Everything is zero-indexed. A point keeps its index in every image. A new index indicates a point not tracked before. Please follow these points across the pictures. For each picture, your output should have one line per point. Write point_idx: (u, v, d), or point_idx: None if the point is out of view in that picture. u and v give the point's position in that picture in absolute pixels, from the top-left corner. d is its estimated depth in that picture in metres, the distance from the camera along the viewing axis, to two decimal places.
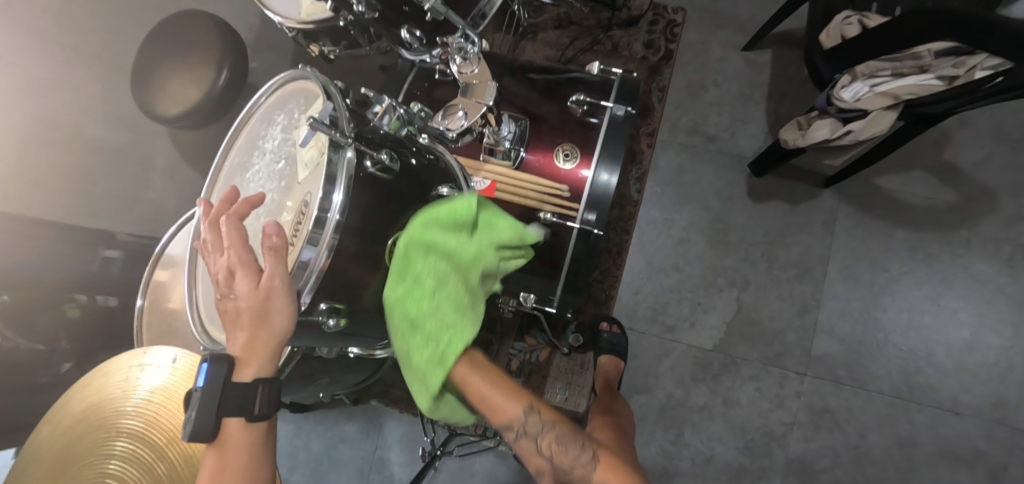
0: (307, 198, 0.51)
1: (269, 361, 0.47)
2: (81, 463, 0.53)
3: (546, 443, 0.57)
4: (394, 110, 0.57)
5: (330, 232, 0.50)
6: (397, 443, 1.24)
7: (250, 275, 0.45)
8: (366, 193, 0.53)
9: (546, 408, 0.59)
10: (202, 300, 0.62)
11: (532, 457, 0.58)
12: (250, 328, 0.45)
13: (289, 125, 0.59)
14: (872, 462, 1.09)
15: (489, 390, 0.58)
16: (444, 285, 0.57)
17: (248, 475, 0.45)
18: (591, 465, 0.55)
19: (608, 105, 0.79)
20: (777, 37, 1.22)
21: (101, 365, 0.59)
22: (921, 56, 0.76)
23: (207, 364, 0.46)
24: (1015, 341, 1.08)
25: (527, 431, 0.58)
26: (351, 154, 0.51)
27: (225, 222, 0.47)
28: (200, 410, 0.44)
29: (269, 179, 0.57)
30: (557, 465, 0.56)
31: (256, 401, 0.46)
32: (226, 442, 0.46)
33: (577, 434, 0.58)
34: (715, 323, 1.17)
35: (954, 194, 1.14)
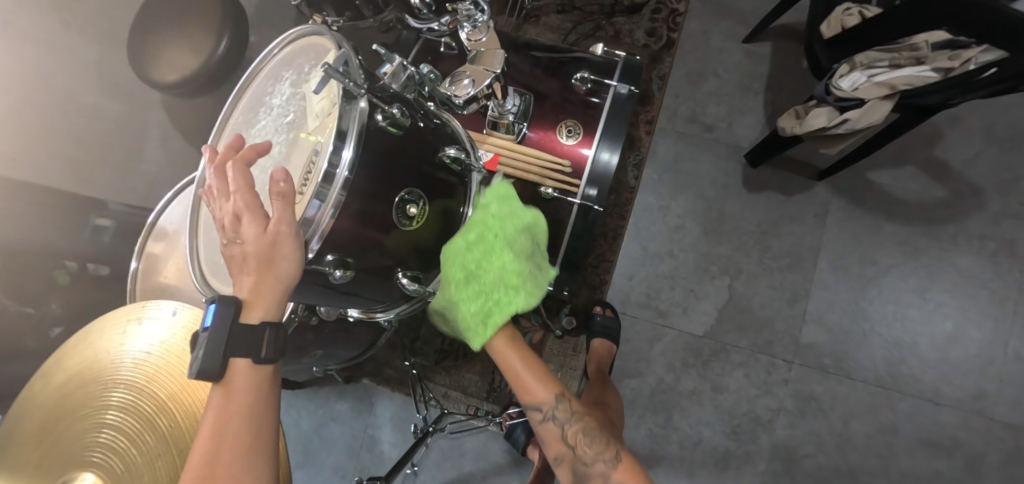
0: (318, 150, 0.51)
1: (277, 304, 0.47)
2: (78, 415, 0.53)
3: (571, 432, 0.69)
4: (405, 69, 0.58)
5: (338, 187, 0.49)
6: (388, 422, 1.24)
7: (258, 220, 0.46)
8: (377, 148, 0.52)
9: (575, 402, 0.70)
10: (204, 252, 0.62)
11: (556, 443, 0.69)
12: (257, 273, 0.46)
13: (298, 80, 0.59)
14: (854, 449, 1.11)
15: (529, 372, 0.69)
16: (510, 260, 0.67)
17: (252, 416, 0.45)
18: (609, 463, 0.65)
19: (612, 83, 0.79)
20: (777, 30, 1.24)
21: (97, 319, 0.58)
22: (918, 47, 0.78)
23: (213, 306, 0.46)
24: (996, 335, 1.11)
25: (556, 419, 0.69)
26: (365, 104, 0.51)
27: (230, 166, 0.46)
28: (208, 350, 0.44)
29: (276, 131, 0.57)
30: (579, 455, 0.68)
31: (263, 342, 0.46)
32: (231, 382, 0.46)
33: (599, 432, 0.69)
34: (707, 309, 1.19)
35: (944, 191, 1.16)
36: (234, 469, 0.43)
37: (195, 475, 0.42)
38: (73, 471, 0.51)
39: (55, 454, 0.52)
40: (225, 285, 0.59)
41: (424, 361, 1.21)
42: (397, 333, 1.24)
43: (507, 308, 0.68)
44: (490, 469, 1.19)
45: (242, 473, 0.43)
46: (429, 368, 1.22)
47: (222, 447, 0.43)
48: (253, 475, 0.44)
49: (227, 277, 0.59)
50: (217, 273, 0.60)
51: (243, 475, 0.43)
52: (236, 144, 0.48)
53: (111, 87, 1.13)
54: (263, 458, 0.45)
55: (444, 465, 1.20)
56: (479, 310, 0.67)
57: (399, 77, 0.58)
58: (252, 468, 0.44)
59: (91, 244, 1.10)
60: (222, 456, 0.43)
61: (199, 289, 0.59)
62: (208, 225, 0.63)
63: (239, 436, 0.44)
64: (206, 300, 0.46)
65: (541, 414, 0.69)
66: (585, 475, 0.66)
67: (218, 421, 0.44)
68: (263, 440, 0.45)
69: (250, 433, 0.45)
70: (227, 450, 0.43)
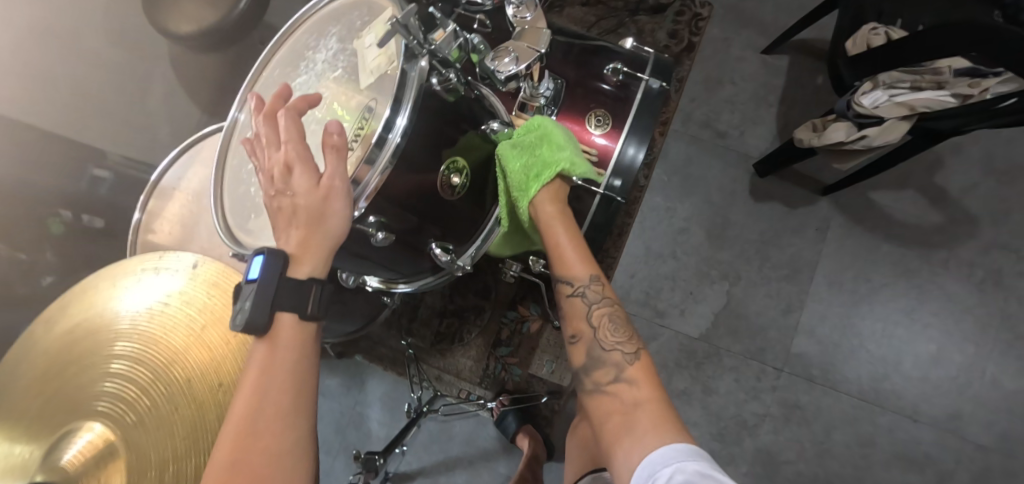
0: (371, 106, 0.53)
1: (325, 261, 0.47)
2: (85, 363, 0.51)
3: (597, 313, 0.62)
4: (456, 38, 0.54)
5: (388, 153, 0.51)
6: (379, 401, 1.23)
7: (310, 172, 0.46)
8: (430, 112, 0.53)
9: (609, 287, 0.64)
10: (227, 199, 0.62)
11: (580, 321, 0.63)
12: (307, 227, 0.46)
13: (345, 37, 0.59)
14: (833, 458, 1.14)
15: (570, 240, 0.65)
16: (558, 129, 0.68)
17: (298, 374, 0.45)
18: (628, 357, 0.58)
19: (644, 77, 0.80)
20: (795, 45, 1.26)
21: (112, 267, 0.57)
22: (942, 71, 0.82)
23: (261, 257, 0.46)
24: (976, 359, 1.15)
25: (586, 297, 0.63)
26: (425, 64, 0.52)
27: (283, 115, 0.47)
28: (257, 301, 0.44)
29: (322, 82, 0.58)
30: (599, 339, 0.60)
31: (310, 299, 0.46)
32: (276, 338, 0.46)
33: (626, 323, 0.62)
34: (704, 313, 1.21)
35: (940, 216, 1.20)
36: (275, 425, 0.42)
37: (236, 427, 0.41)
38: (80, 420, 0.49)
39: (59, 402, 0.50)
40: (245, 232, 0.59)
41: (420, 342, 1.21)
42: (395, 312, 1.23)
43: (552, 165, 0.65)
44: (477, 454, 1.19)
45: (284, 430, 0.42)
46: (424, 349, 1.21)
47: (263, 403, 0.43)
48: (293, 434, 0.43)
49: (247, 226, 0.59)
50: (237, 221, 0.60)
51: (284, 432, 0.42)
52: (284, 94, 0.49)
53: (117, 35, 1.10)
54: (304, 417, 0.44)
55: (431, 448, 1.20)
56: (524, 167, 0.66)
57: (448, 47, 0.53)
58: (293, 426, 0.43)
59: (87, 194, 1.05)
60: (263, 411, 0.42)
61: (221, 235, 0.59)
62: (235, 173, 0.64)
63: (283, 392, 0.43)
64: (253, 251, 0.46)
65: (571, 286, 0.64)
66: (599, 360, 0.59)
67: (262, 376, 0.44)
68: (306, 399, 0.45)
69: (293, 391, 0.44)
70: (270, 405, 0.43)
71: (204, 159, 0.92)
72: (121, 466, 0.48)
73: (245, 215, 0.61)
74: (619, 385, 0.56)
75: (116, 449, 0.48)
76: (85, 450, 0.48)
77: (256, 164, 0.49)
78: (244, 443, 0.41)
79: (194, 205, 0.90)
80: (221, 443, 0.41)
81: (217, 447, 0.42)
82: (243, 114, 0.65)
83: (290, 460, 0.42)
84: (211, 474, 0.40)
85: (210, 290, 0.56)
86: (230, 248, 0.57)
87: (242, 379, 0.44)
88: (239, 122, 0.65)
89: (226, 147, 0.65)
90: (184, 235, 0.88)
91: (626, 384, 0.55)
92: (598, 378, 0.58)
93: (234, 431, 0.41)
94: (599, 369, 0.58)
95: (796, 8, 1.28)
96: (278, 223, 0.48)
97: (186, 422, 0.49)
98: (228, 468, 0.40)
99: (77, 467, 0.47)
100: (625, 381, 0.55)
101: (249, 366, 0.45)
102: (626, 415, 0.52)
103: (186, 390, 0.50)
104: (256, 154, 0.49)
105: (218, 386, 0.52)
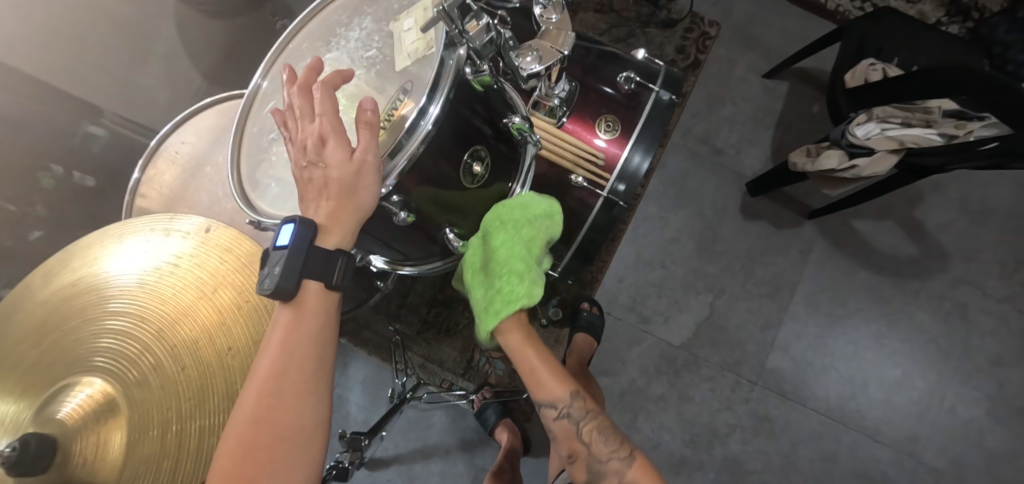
0: (406, 88, 0.57)
1: (352, 235, 0.50)
2: (87, 317, 0.50)
3: (586, 429, 0.68)
4: (488, 31, 0.54)
5: (419, 139, 0.53)
6: (359, 384, 1.22)
7: (344, 146, 0.48)
8: (462, 99, 0.56)
9: (589, 399, 0.70)
10: (245, 164, 0.64)
11: (571, 440, 0.68)
12: (338, 199, 0.48)
13: (380, 18, 0.64)
14: (797, 471, 1.17)
15: (544, 366, 0.70)
16: (520, 248, 0.71)
17: (320, 341, 0.48)
18: (625, 462, 0.64)
19: (655, 88, 0.83)
20: (795, 72, 1.31)
21: (121, 224, 0.56)
22: (931, 111, 0.86)
23: (292, 226, 0.48)
24: (936, 387, 1.20)
25: (572, 415, 0.69)
26: (463, 52, 0.55)
27: (319, 88, 0.49)
28: (287, 267, 0.46)
29: (356, 61, 0.62)
30: (593, 453, 0.67)
31: (336, 270, 0.49)
32: (302, 303, 0.49)
33: (613, 431, 0.68)
34: (686, 322, 1.24)
35: (915, 248, 1.26)
36: (298, 388, 0.46)
37: (261, 386, 0.45)
38: (78, 374, 0.48)
39: (56, 354, 0.49)
40: (261, 196, 0.62)
41: (407, 329, 1.21)
42: (385, 297, 1.23)
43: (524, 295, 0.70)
44: (454, 444, 1.20)
45: (305, 393, 0.46)
46: (410, 337, 1.21)
47: (288, 366, 0.46)
48: (314, 397, 0.47)
49: (266, 190, 0.62)
50: (257, 186, 0.63)
51: (305, 395, 0.46)
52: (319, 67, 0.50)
53: None
54: (324, 382, 0.48)
55: (409, 435, 1.20)
56: (485, 297, 0.71)
57: (479, 39, 0.53)
58: (314, 391, 0.47)
59: (79, 150, 1.04)
60: (287, 375, 0.46)
61: (236, 198, 0.61)
62: (253, 139, 0.66)
63: (307, 357, 0.47)
64: (285, 219, 0.48)
65: (556, 411, 0.69)
66: (600, 472, 0.65)
67: (287, 341, 0.47)
68: (326, 365, 0.48)
69: (315, 357, 0.48)
70: (292, 369, 0.46)
71: (209, 126, 0.92)
72: (121, 423, 0.48)
73: (263, 181, 0.63)
74: None
75: (116, 406, 0.48)
76: (84, 404, 0.47)
77: (286, 134, 0.50)
78: (269, 402, 0.45)
79: (198, 174, 0.89)
80: (246, 396, 0.45)
81: (242, 400, 0.45)
82: (266, 82, 0.68)
83: (309, 421, 0.46)
84: (237, 425, 0.44)
85: (223, 255, 0.56)
86: (248, 216, 0.59)
87: (267, 339, 0.48)
88: (261, 90, 0.67)
89: (247, 112, 0.67)
90: (179, 198, 0.88)
91: None
92: None
93: (260, 388, 0.45)
94: (603, 482, 0.64)
95: (799, 37, 1.33)
96: (306, 194, 0.50)
97: (192, 383, 0.50)
98: (254, 423, 0.44)
99: (76, 421, 0.47)
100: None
101: (274, 327, 0.48)
102: None
103: (194, 352, 0.51)
104: (286, 125, 0.51)
105: (227, 351, 0.52)
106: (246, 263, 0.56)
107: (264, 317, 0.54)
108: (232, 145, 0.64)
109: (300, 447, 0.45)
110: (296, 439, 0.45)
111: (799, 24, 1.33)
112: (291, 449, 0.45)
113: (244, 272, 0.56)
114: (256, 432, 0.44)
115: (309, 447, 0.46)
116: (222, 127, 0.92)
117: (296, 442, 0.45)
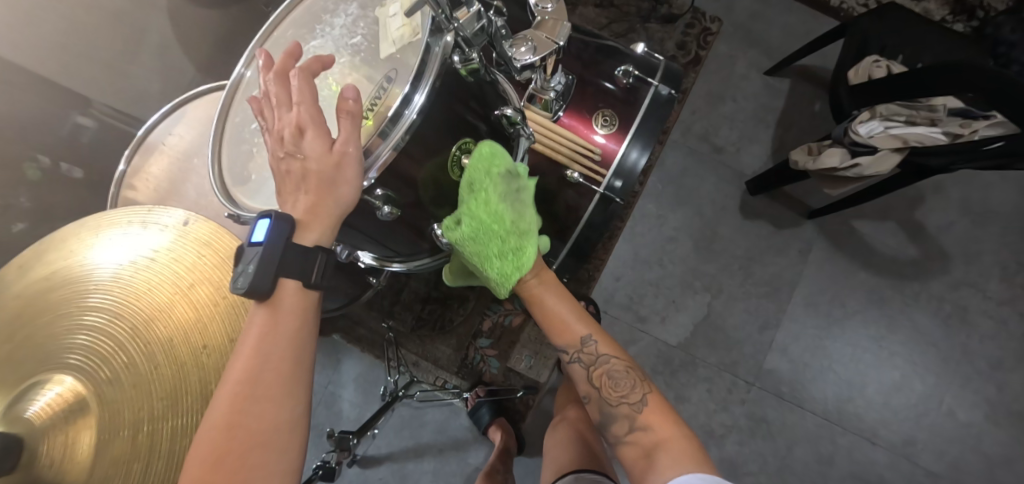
0: (390, 77, 0.55)
1: (332, 230, 0.48)
2: (58, 312, 0.48)
3: (597, 374, 0.69)
4: (479, 18, 0.52)
5: (402, 130, 0.51)
6: (352, 382, 1.20)
7: (323, 137, 0.46)
8: (448, 89, 0.54)
9: (604, 343, 0.70)
10: (227, 158, 0.63)
11: (583, 383, 0.70)
12: (317, 193, 0.47)
13: (367, 4, 0.62)
14: (793, 473, 1.16)
15: (559, 309, 0.71)
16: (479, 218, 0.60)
17: (298, 341, 0.47)
18: (636, 406, 0.65)
19: (654, 83, 0.81)
20: (797, 70, 1.29)
21: (97, 216, 0.54)
22: (936, 108, 0.85)
23: (268, 221, 0.46)
24: (935, 390, 1.18)
25: (582, 361, 0.70)
26: (450, 40, 0.53)
27: (296, 75, 0.47)
28: (262, 264, 0.45)
29: (341, 49, 0.60)
30: (605, 396, 0.68)
31: (314, 268, 0.47)
32: (279, 303, 0.47)
33: (627, 373, 0.69)
34: (683, 322, 1.22)
35: (916, 250, 1.24)
36: (274, 390, 0.44)
37: (235, 388, 0.44)
38: (47, 372, 0.46)
39: (25, 350, 0.47)
40: (240, 191, 0.60)
41: (400, 326, 1.19)
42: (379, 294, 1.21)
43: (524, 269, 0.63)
44: (447, 443, 1.18)
45: (282, 396, 0.45)
46: (404, 334, 1.19)
47: (264, 368, 0.45)
48: (291, 401, 0.45)
49: (248, 186, 0.61)
50: (236, 181, 0.61)
51: (281, 398, 0.45)
52: (295, 53, 0.48)
53: None
54: (302, 384, 0.46)
55: (402, 433, 1.18)
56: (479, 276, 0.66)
57: (470, 27, 0.51)
58: (292, 393, 0.46)
59: (68, 141, 1.01)
60: (262, 377, 0.44)
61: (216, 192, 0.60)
62: (236, 132, 0.64)
63: (283, 358, 0.46)
64: (261, 213, 0.46)
65: (570, 354, 0.71)
66: (613, 415, 0.67)
67: (262, 341, 0.45)
68: (303, 367, 0.47)
69: (292, 358, 0.46)
70: (267, 370, 0.45)
71: (199, 118, 0.90)
72: (92, 423, 0.46)
73: (244, 175, 0.62)
74: (636, 433, 0.64)
75: (86, 405, 0.46)
76: (53, 403, 0.45)
77: (263, 124, 0.48)
78: (244, 405, 0.43)
79: (187, 167, 0.87)
80: (219, 400, 0.44)
81: (215, 403, 0.44)
82: (250, 72, 0.66)
83: (286, 425, 0.45)
84: (210, 429, 0.43)
85: (202, 249, 0.54)
86: (227, 209, 0.57)
87: (242, 341, 0.46)
88: (245, 79, 0.66)
89: (229, 101, 0.65)
90: (167, 191, 0.86)
91: (642, 432, 0.63)
92: (618, 435, 0.65)
93: (234, 391, 0.43)
94: (614, 425, 0.66)
95: (802, 34, 1.31)
96: (285, 186, 0.48)
97: (166, 383, 0.48)
98: (226, 427, 0.43)
99: (45, 420, 0.45)
100: (639, 429, 0.63)
101: (249, 327, 0.46)
102: (650, 461, 0.59)
103: (168, 352, 0.49)
104: (264, 114, 0.49)
105: (202, 349, 0.51)
106: (226, 258, 0.54)
107: (242, 315, 0.53)
108: (213, 138, 0.62)
109: (275, 450, 0.44)
110: (271, 443, 0.44)
111: (801, 20, 1.31)
112: (265, 453, 0.43)
113: (223, 268, 0.54)
114: (230, 436, 0.42)
115: (285, 451, 0.44)
116: (212, 118, 0.90)
117: (271, 446, 0.44)
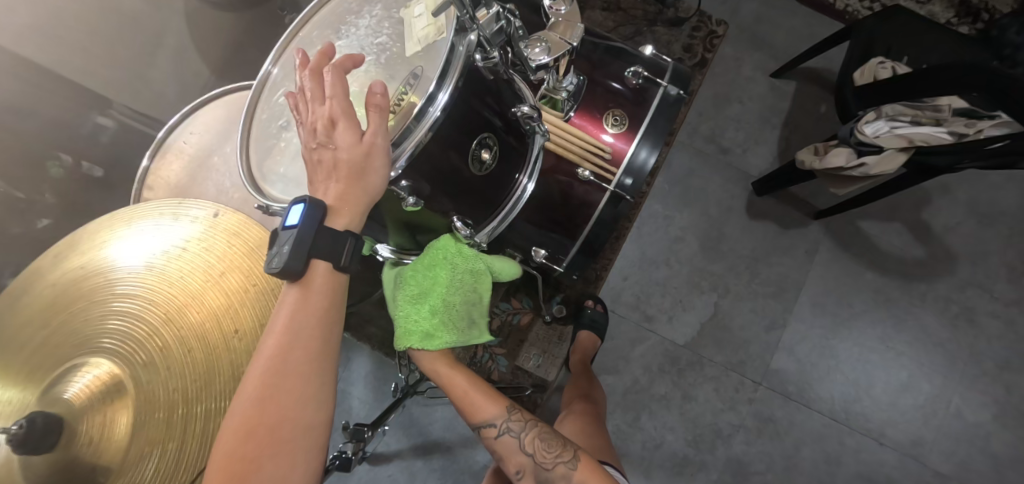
0: (416, 73, 0.57)
1: (361, 217, 0.50)
2: (94, 299, 0.50)
3: (529, 439, 0.70)
4: (497, 20, 0.57)
5: (428, 124, 0.53)
6: (362, 379, 1.21)
7: (354, 129, 0.48)
8: (470, 85, 0.56)
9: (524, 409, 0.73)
10: (254, 154, 0.65)
11: (515, 454, 0.70)
12: (348, 181, 0.49)
13: (389, 5, 0.65)
14: (800, 473, 1.16)
15: (474, 386, 0.72)
16: (445, 282, 0.72)
17: (327, 322, 0.49)
18: (570, 464, 0.66)
19: (663, 83, 0.82)
20: (802, 72, 1.31)
21: (130, 208, 0.56)
22: (941, 108, 0.86)
23: (301, 206, 0.48)
24: (942, 390, 1.19)
25: (510, 430, 0.71)
26: (474, 38, 0.55)
27: (329, 71, 0.49)
28: (296, 245, 0.47)
29: (365, 47, 0.63)
30: (538, 462, 0.68)
31: (344, 251, 0.49)
32: (309, 283, 0.49)
33: (555, 435, 0.71)
34: (690, 321, 1.23)
35: (922, 250, 1.25)
36: (303, 368, 0.46)
37: (268, 365, 0.46)
38: (86, 355, 0.49)
39: (65, 334, 0.49)
40: (268, 184, 0.62)
41: None
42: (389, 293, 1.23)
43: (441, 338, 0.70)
44: (456, 440, 1.19)
45: (311, 373, 0.47)
46: None
47: (295, 346, 0.47)
48: (318, 378, 0.47)
49: (275, 179, 0.63)
50: (264, 174, 0.63)
51: (310, 376, 0.47)
52: (329, 51, 0.50)
53: None
54: (329, 363, 0.48)
55: (411, 430, 1.19)
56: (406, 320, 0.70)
57: (490, 28, 0.57)
58: (320, 372, 0.48)
59: (88, 140, 1.04)
60: (294, 354, 0.46)
61: (246, 186, 0.62)
62: (262, 129, 0.66)
63: (313, 338, 0.47)
64: (295, 199, 0.48)
65: (497, 427, 0.71)
66: (548, 479, 0.67)
67: (294, 320, 0.47)
68: (332, 346, 0.49)
69: (322, 338, 0.48)
70: (298, 348, 0.47)
71: (217, 119, 0.92)
72: (127, 404, 0.48)
73: (272, 169, 0.64)
74: None
75: (122, 387, 0.48)
76: (91, 385, 0.48)
77: (297, 117, 0.51)
78: (275, 381, 0.45)
79: (206, 166, 0.89)
80: (251, 375, 0.46)
81: (247, 378, 0.46)
82: (276, 68, 0.69)
83: (315, 401, 0.47)
84: (242, 403, 0.45)
85: (231, 239, 0.55)
86: (256, 200, 0.60)
87: (273, 319, 0.48)
88: (271, 77, 0.69)
89: (257, 99, 0.68)
90: (186, 189, 0.88)
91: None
92: None
93: (266, 367, 0.45)
94: None
95: (807, 37, 1.32)
96: (316, 176, 0.50)
97: (198, 366, 0.50)
98: (258, 401, 0.45)
99: (83, 401, 0.47)
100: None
101: (281, 306, 0.49)
102: None
103: (200, 335, 0.50)
104: (298, 108, 0.51)
105: (233, 334, 0.52)
106: (255, 247, 0.56)
107: (271, 302, 0.54)
108: (242, 136, 0.65)
109: (301, 427, 0.46)
110: (297, 420, 0.45)
111: (806, 23, 1.33)
112: (292, 429, 0.45)
113: (253, 256, 0.56)
114: (260, 411, 0.44)
115: (312, 428, 0.46)
116: (231, 119, 0.92)
117: (298, 423, 0.46)
